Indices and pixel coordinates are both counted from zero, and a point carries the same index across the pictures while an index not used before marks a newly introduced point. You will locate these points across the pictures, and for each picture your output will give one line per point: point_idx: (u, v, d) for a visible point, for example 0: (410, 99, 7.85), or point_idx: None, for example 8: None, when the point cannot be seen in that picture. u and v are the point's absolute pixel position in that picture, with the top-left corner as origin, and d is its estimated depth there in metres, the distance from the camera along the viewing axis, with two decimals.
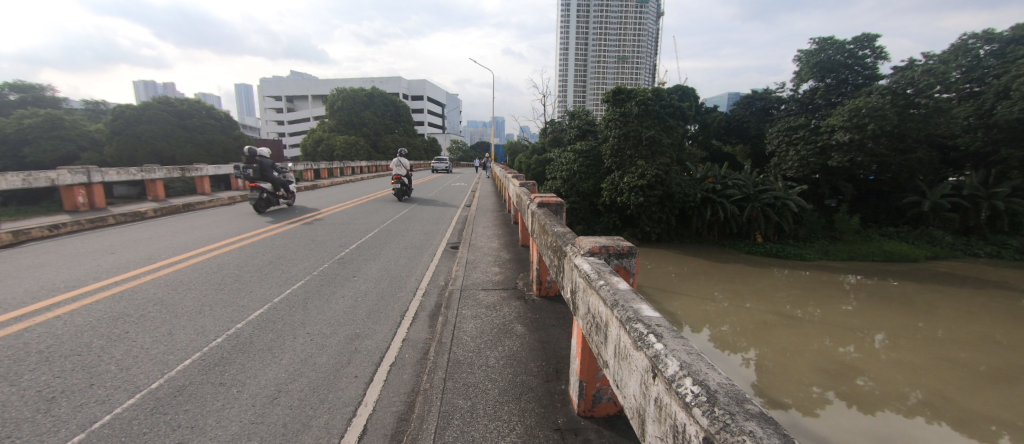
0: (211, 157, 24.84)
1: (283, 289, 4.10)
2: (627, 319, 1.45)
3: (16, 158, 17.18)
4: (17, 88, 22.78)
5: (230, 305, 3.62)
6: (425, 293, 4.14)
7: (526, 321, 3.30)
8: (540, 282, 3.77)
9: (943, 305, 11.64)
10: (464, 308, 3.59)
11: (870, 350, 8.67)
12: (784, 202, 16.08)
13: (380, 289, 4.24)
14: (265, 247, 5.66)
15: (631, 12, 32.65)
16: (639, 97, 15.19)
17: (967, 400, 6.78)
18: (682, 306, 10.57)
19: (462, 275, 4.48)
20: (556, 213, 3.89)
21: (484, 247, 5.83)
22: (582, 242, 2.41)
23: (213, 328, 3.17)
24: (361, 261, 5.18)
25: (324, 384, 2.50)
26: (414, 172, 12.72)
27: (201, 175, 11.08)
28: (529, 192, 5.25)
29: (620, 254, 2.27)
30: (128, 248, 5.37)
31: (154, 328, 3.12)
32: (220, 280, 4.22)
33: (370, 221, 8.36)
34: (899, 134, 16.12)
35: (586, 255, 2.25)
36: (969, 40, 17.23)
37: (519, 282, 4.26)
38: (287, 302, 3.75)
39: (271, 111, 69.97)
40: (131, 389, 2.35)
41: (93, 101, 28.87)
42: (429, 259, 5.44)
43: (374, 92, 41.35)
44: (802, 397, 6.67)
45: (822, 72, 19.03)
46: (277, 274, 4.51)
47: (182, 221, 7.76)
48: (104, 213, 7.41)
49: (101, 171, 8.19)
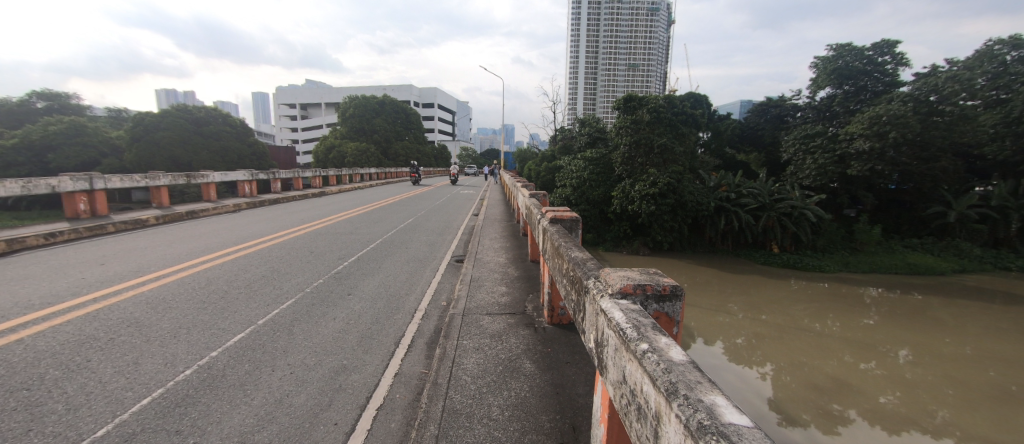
0: (225, 163, 25.13)
1: (271, 309, 3.97)
2: (699, 430, 1.07)
3: (41, 163, 17.70)
4: (44, 96, 23.53)
5: (209, 328, 3.50)
6: (423, 316, 3.97)
7: (534, 355, 3.12)
8: (552, 309, 3.59)
9: (970, 320, 11.17)
10: (467, 339, 3.39)
11: (893, 366, 8.30)
12: (801, 211, 15.74)
13: (376, 309, 4.10)
14: (260, 259, 5.58)
15: (642, 19, 32.51)
16: (650, 104, 14.97)
17: (997, 422, 6.38)
18: (695, 319, 10.26)
19: (466, 295, 4.31)
20: (570, 229, 3.70)
21: (491, 262, 5.65)
22: (610, 277, 2.19)
23: (184, 357, 3.04)
24: (357, 277, 5.04)
25: (296, 434, 2.31)
26: (462, 173, 26.41)
27: (208, 182, 11.04)
28: (540, 204, 5.09)
29: (660, 296, 2.07)
30: (117, 260, 5.33)
31: (119, 356, 2.99)
32: (203, 298, 4.09)
33: (375, 230, 8.27)
34: (921, 142, 15.70)
35: (616, 296, 2.03)
36: (994, 47, 16.69)
37: (529, 306, 4.06)
38: (272, 326, 3.62)
39: (286, 118, 71.40)
40: (72, 437, 2.17)
41: (114, 108, 29.64)
42: (431, 275, 5.28)
43: (385, 100, 42.10)
44: (821, 414, 6.35)
45: (840, 79, 18.60)
46: (266, 292, 4.39)
47: (182, 230, 7.71)
48: (105, 221, 7.44)
49: (104, 178, 8.21)
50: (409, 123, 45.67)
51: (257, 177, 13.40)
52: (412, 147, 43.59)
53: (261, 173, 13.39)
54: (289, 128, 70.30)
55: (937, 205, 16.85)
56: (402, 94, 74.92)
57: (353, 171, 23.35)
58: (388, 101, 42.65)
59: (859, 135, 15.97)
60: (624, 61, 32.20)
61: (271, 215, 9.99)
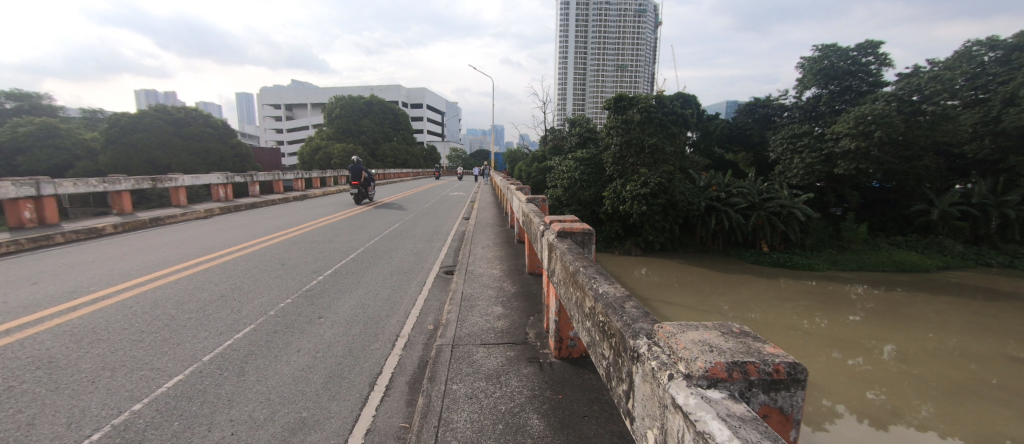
0: (207, 166, 24.35)
1: (228, 337, 3.48)
2: None
3: (12, 166, 18.33)
4: (14, 97, 22.72)
5: (140, 369, 2.88)
6: (406, 346, 3.50)
7: (541, 406, 2.50)
8: (560, 340, 3.03)
9: (953, 316, 11.26)
10: (456, 382, 2.81)
11: (881, 362, 8.23)
12: (790, 210, 15.79)
13: (352, 336, 3.63)
14: (222, 275, 5.16)
15: (629, 20, 32.44)
16: (640, 104, 14.82)
17: (982, 416, 6.33)
18: (689, 319, 10.11)
19: (457, 321, 3.82)
20: (583, 243, 3.28)
21: (483, 276, 5.37)
22: (677, 340, 1.45)
23: (96, 414, 2.37)
24: (331, 296, 4.64)
25: None
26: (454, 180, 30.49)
27: (177, 186, 10.58)
28: (539, 214, 4.85)
29: (772, 382, 1.29)
30: (54, 278, 4.86)
31: (9, 415, 2.32)
32: (144, 327, 3.57)
33: (357, 238, 7.93)
34: (905, 142, 15.86)
35: (701, 384, 1.25)
36: (973, 47, 16.94)
37: (530, 333, 3.56)
38: (222, 361, 3.07)
39: (271, 120, 70.55)
40: None
41: (89, 109, 28.59)
42: (416, 292, 4.94)
43: (372, 101, 41.71)
44: (811, 410, 6.24)
45: (826, 79, 18.73)
46: (222, 316, 3.88)
47: (142, 239, 7.23)
48: (53, 231, 6.99)
49: (52, 183, 7.76)
50: (398, 124, 45.41)
51: (232, 180, 12.93)
52: (399, 148, 43.13)
53: (237, 177, 12.91)
54: (274, 130, 69.45)
55: (921, 203, 17.09)
56: (389, 96, 74.41)
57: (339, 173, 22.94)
58: (375, 101, 42.07)
59: (845, 135, 16.06)
60: (612, 62, 32.16)
61: (244, 221, 9.57)
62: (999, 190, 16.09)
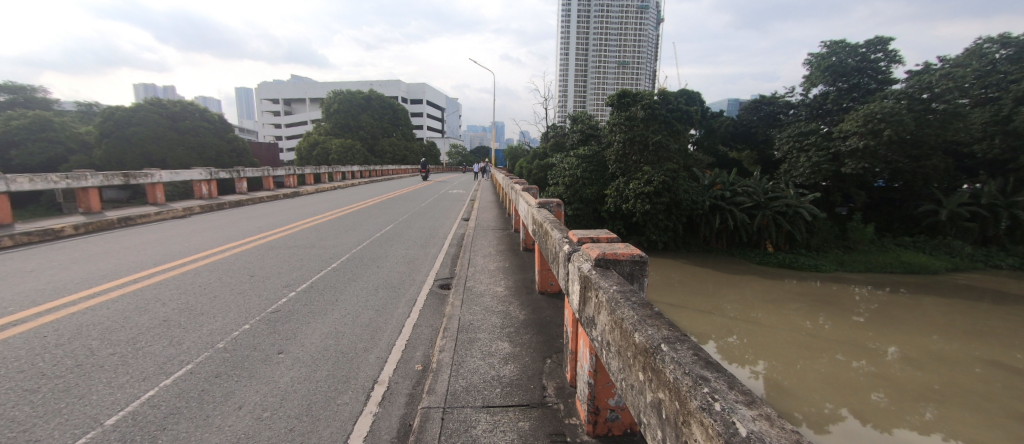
0: (201, 160, 23.84)
1: (156, 383, 3.10)
2: None
3: (4, 159, 18.12)
4: (6, 89, 22.25)
5: (16, 438, 2.44)
6: (385, 404, 3.05)
7: None
8: (597, 409, 2.50)
9: (956, 318, 11.00)
10: None
11: (884, 365, 7.94)
12: (796, 210, 15.44)
13: (319, 385, 3.23)
14: (171, 292, 4.81)
15: (632, 16, 32.18)
16: (645, 101, 14.47)
17: (989, 419, 6.06)
18: (688, 319, 9.83)
19: (461, 376, 3.26)
20: (632, 277, 2.59)
21: (485, 296, 5.00)
22: None
23: None
24: (298, 322, 4.29)
25: None
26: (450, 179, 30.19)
27: (153, 182, 10.22)
28: (556, 226, 4.42)
29: None
30: None
31: None
32: (53, 369, 3.17)
33: (343, 241, 7.68)
34: (913, 140, 15.49)
35: None
36: (984, 45, 16.54)
37: (548, 391, 3.05)
38: (133, 426, 2.63)
39: (270, 114, 70.23)
40: None
41: (84, 102, 28.20)
42: (404, 316, 4.59)
43: (372, 96, 41.48)
44: (811, 412, 6.12)
45: (834, 76, 18.38)
46: (155, 353, 3.51)
47: (104, 243, 6.94)
48: (3, 233, 6.65)
49: (4, 180, 7.36)
50: (399, 120, 45.21)
51: (216, 176, 12.56)
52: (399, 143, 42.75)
53: (222, 173, 12.58)
54: (273, 124, 69.27)
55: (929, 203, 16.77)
56: (388, 91, 74.04)
57: (335, 169, 22.61)
58: (375, 96, 42.02)
59: (853, 133, 15.71)
60: (614, 58, 31.84)
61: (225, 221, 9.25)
62: (1008, 190, 15.75)
